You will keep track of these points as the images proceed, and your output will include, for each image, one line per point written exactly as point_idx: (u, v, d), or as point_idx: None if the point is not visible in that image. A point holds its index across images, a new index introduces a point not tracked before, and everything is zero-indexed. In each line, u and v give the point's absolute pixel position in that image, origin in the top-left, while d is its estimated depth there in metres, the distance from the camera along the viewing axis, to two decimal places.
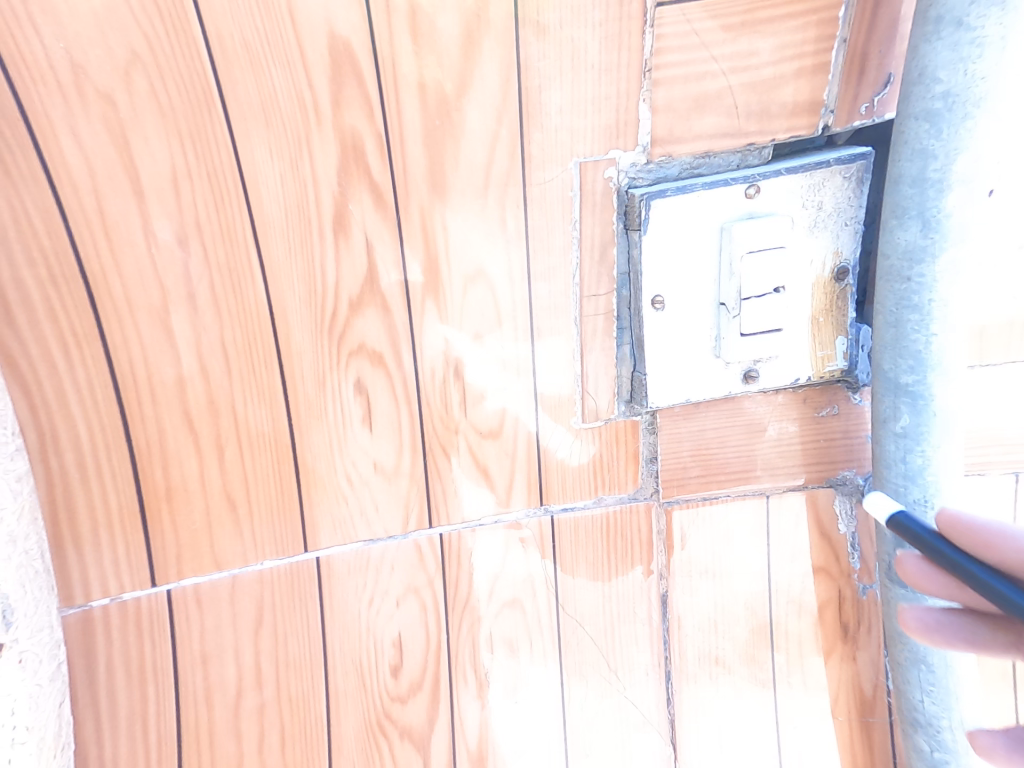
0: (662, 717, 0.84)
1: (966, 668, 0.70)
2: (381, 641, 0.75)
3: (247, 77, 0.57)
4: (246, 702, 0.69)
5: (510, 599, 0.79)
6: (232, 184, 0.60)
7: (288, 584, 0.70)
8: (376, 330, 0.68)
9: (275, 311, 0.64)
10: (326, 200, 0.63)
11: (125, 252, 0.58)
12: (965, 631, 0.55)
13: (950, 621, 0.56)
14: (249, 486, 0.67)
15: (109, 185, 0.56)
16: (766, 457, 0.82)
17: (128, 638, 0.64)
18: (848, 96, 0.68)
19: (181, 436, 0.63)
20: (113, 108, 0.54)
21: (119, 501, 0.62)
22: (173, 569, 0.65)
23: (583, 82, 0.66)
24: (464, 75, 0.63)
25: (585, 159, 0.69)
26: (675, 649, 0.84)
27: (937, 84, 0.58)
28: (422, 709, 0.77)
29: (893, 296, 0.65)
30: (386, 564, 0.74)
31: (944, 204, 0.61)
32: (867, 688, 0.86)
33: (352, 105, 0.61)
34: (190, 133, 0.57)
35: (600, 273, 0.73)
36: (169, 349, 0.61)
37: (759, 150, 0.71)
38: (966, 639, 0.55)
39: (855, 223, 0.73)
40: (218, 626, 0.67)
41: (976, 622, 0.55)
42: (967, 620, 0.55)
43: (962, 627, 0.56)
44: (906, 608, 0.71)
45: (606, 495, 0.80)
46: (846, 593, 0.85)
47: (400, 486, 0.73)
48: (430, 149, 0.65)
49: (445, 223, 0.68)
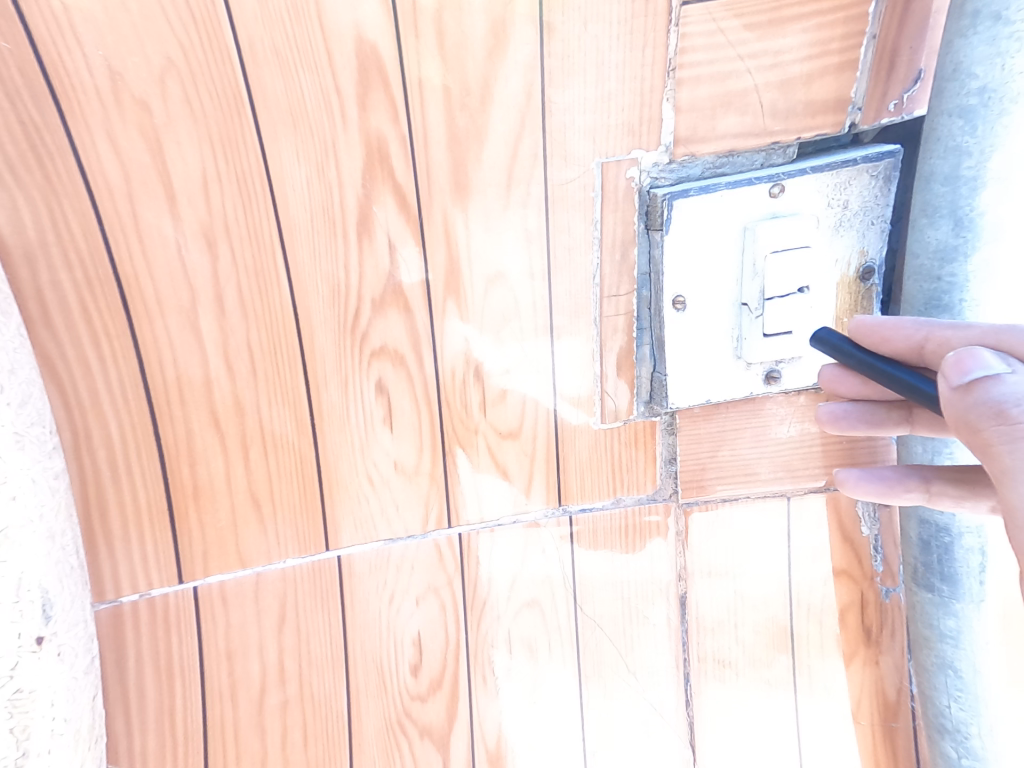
0: (681, 720, 0.84)
1: (996, 676, 0.69)
2: (401, 640, 0.75)
3: (276, 81, 0.58)
4: (269, 699, 0.69)
5: (529, 600, 0.79)
6: (260, 187, 0.61)
7: (310, 583, 0.71)
8: (398, 330, 0.69)
9: (299, 312, 0.65)
10: (350, 203, 0.64)
11: (157, 254, 0.59)
12: (863, 416, 0.71)
13: (853, 409, 0.72)
14: (273, 485, 0.67)
15: (142, 188, 0.57)
16: (787, 459, 0.81)
17: (156, 635, 0.64)
18: (877, 94, 0.67)
19: (208, 434, 0.64)
20: (147, 113, 0.55)
21: (148, 500, 0.63)
22: (199, 566, 0.66)
23: (607, 82, 0.65)
24: (488, 77, 0.63)
25: (607, 159, 0.68)
26: (693, 651, 0.83)
27: (973, 80, 0.58)
28: (441, 708, 0.77)
29: (922, 296, 0.64)
30: (406, 564, 0.75)
31: (978, 202, 0.60)
32: (889, 693, 0.84)
33: (377, 107, 0.62)
34: (220, 137, 0.58)
35: (620, 274, 0.73)
36: (197, 349, 0.62)
37: (784, 149, 0.70)
38: (865, 420, 0.71)
39: (881, 222, 0.72)
40: (242, 623, 0.68)
41: (870, 411, 0.71)
42: (866, 410, 0.71)
43: (862, 411, 0.71)
44: (934, 613, 0.70)
45: (625, 496, 0.80)
46: (868, 597, 0.84)
47: (420, 485, 0.74)
48: (453, 151, 0.65)
49: (467, 225, 0.68)
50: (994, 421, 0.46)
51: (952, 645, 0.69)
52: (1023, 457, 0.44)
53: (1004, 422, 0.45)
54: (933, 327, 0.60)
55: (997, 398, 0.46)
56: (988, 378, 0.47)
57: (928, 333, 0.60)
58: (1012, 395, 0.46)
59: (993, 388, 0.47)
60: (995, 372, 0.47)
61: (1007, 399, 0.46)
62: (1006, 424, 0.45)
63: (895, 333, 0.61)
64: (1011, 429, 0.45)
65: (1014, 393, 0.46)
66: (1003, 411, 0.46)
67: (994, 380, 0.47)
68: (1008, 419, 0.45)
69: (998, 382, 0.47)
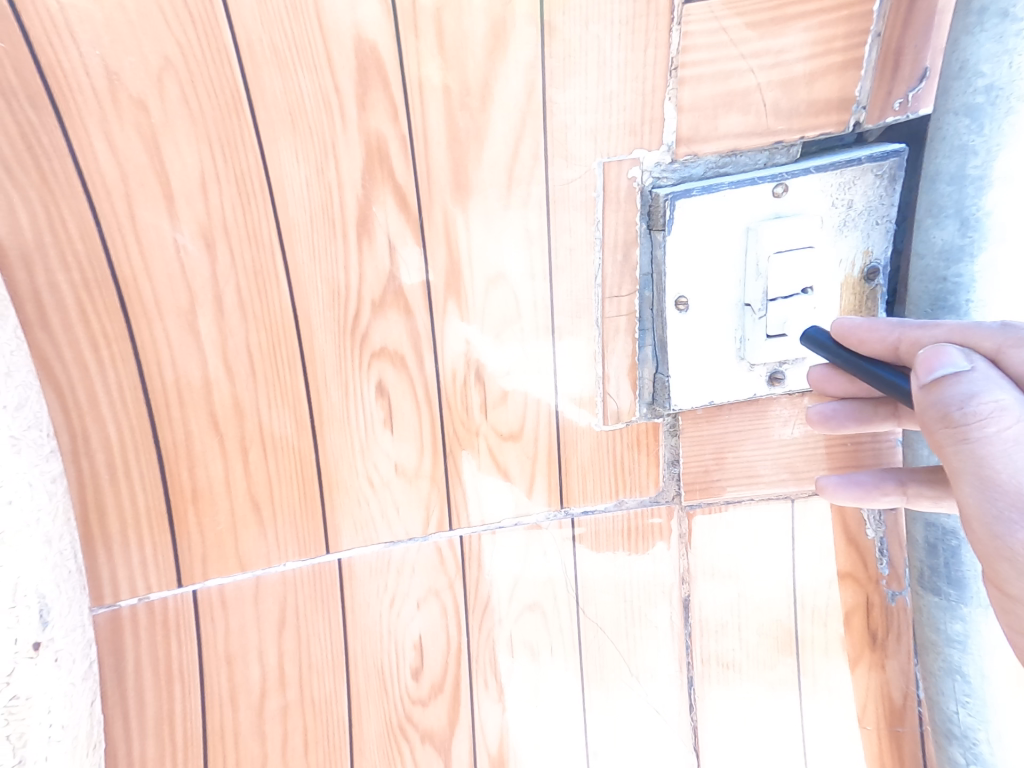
0: (684, 724, 0.83)
1: (1010, 686, 0.67)
2: (402, 643, 0.75)
3: (275, 81, 0.58)
4: (269, 703, 0.69)
5: (531, 602, 0.79)
6: (259, 188, 0.60)
7: (311, 586, 0.70)
8: (399, 332, 0.68)
9: (299, 313, 0.65)
10: (350, 203, 0.63)
11: (155, 255, 0.58)
12: (850, 414, 0.73)
13: (839, 408, 0.73)
14: (273, 488, 0.67)
15: (140, 189, 0.56)
16: (791, 460, 0.80)
17: (155, 639, 0.64)
18: (881, 92, 0.67)
19: (207, 437, 0.64)
20: (145, 114, 0.55)
21: (147, 503, 0.62)
22: (198, 570, 0.65)
23: (608, 81, 0.65)
24: (488, 76, 0.63)
25: (609, 158, 0.68)
26: (697, 654, 0.82)
27: (979, 78, 0.57)
28: (442, 712, 0.77)
29: (928, 296, 0.64)
30: (407, 566, 0.74)
31: (984, 202, 0.59)
32: (896, 698, 0.84)
33: (377, 107, 0.61)
34: (218, 138, 0.58)
35: (622, 275, 0.72)
36: (195, 351, 0.62)
37: (787, 148, 0.69)
38: (854, 417, 0.73)
39: (886, 221, 0.71)
40: (243, 626, 0.67)
41: (856, 408, 0.73)
42: (852, 407, 0.73)
43: (850, 409, 0.73)
44: (940, 616, 0.70)
45: (627, 498, 0.79)
46: (874, 600, 0.83)
47: (421, 487, 0.73)
48: (454, 152, 0.64)
49: (467, 225, 0.67)
50: (941, 421, 0.49)
51: (959, 650, 0.68)
52: (966, 457, 0.48)
53: (950, 423, 0.49)
54: (907, 328, 0.61)
55: (948, 400, 0.49)
56: (946, 379, 0.50)
57: (902, 335, 0.61)
58: (960, 397, 0.48)
59: (949, 388, 0.50)
60: (954, 372, 0.50)
61: (956, 401, 0.49)
62: (951, 425, 0.49)
63: (869, 336, 0.62)
64: (955, 431, 0.48)
65: (963, 394, 0.48)
66: (949, 413, 0.49)
67: (950, 380, 0.50)
68: (953, 421, 0.48)
69: (952, 384, 0.49)
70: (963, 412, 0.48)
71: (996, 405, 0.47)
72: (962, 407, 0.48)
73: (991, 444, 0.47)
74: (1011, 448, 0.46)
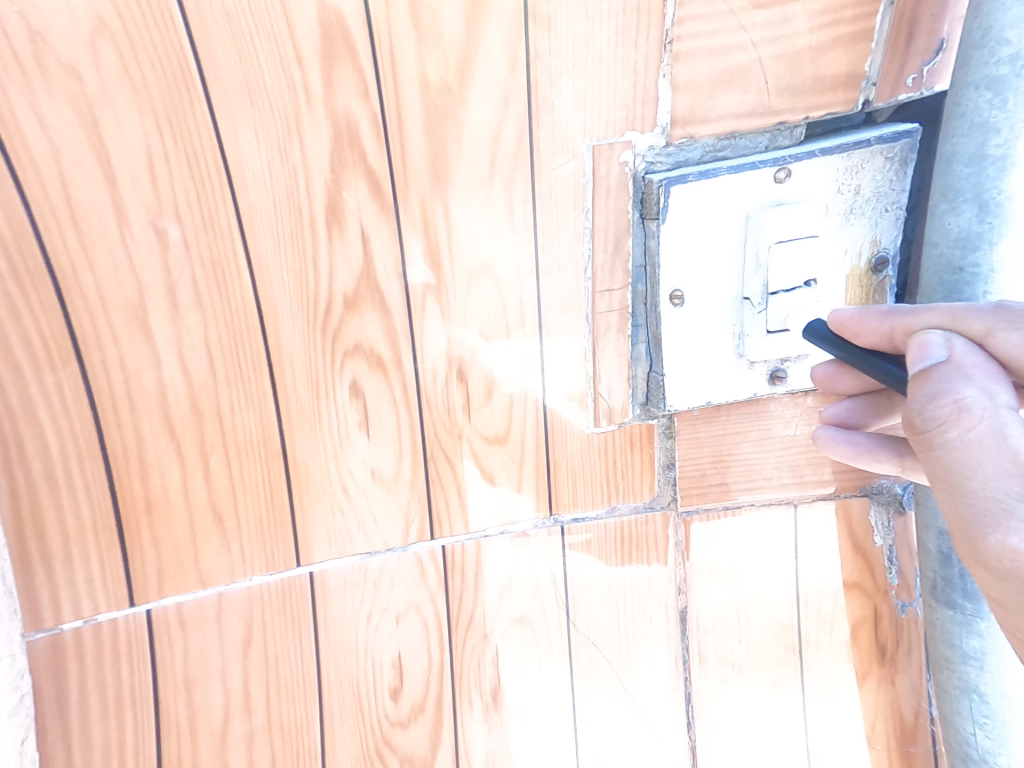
0: (682, 744, 0.78)
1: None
2: (380, 662, 0.70)
3: (229, 53, 0.53)
4: (233, 730, 0.64)
5: (518, 616, 0.74)
6: (215, 170, 0.55)
7: (279, 603, 0.65)
8: (374, 329, 0.63)
9: (263, 309, 0.59)
10: (317, 189, 0.58)
11: (97, 244, 0.53)
12: (866, 410, 0.68)
13: (853, 406, 0.69)
14: (237, 498, 0.62)
15: (77, 170, 0.51)
16: (794, 463, 0.76)
17: (103, 663, 0.59)
18: (893, 67, 0.62)
19: (161, 443, 0.58)
20: (79, 83, 0.50)
21: (93, 516, 0.57)
22: (153, 587, 0.60)
23: (598, 55, 0.60)
24: (467, 49, 0.58)
25: (600, 141, 0.63)
26: (696, 671, 0.78)
27: (1004, 47, 0.53)
28: (423, 736, 0.72)
29: (942, 289, 0.59)
30: (385, 579, 0.69)
31: (1005, 185, 0.55)
32: (907, 715, 0.79)
33: (345, 83, 0.56)
34: (166, 113, 0.53)
35: (614, 268, 0.67)
36: (146, 349, 0.56)
37: (791, 129, 0.65)
38: (871, 410, 0.68)
39: (896, 208, 0.67)
40: (203, 648, 0.62)
41: (871, 403, 0.68)
42: (869, 402, 0.68)
43: (864, 403, 0.68)
44: (955, 632, 0.65)
45: (620, 504, 0.74)
46: (883, 612, 0.79)
47: (400, 494, 0.68)
48: (431, 133, 0.59)
49: (447, 213, 0.62)
50: (906, 428, 0.48)
51: (976, 668, 0.64)
52: (930, 460, 0.46)
53: (914, 429, 0.47)
54: (898, 316, 0.56)
55: (910, 405, 0.48)
56: (914, 382, 0.49)
57: (894, 324, 0.56)
58: (922, 400, 0.47)
59: (916, 392, 0.49)
60: (922, 373, 0.49)
61: (917, 405, 0.47)
62: (914, 431, 0.47)
63: (862, 330, 0.58)
64: (919, 437, 0.47)
65: (924, 398, 0.47)
66: (911, 418, 0.47)
67: (917, 384, 0.49)
68: (915, 426, 0.47)
69: (917, 388, 0.48)
70: (924, 416, 0.46)
71: (958, 407, 0.45)
72: (923, 411, 0.47)
73: (954, 447, 0.45)
74: (975, 452, 0.44)
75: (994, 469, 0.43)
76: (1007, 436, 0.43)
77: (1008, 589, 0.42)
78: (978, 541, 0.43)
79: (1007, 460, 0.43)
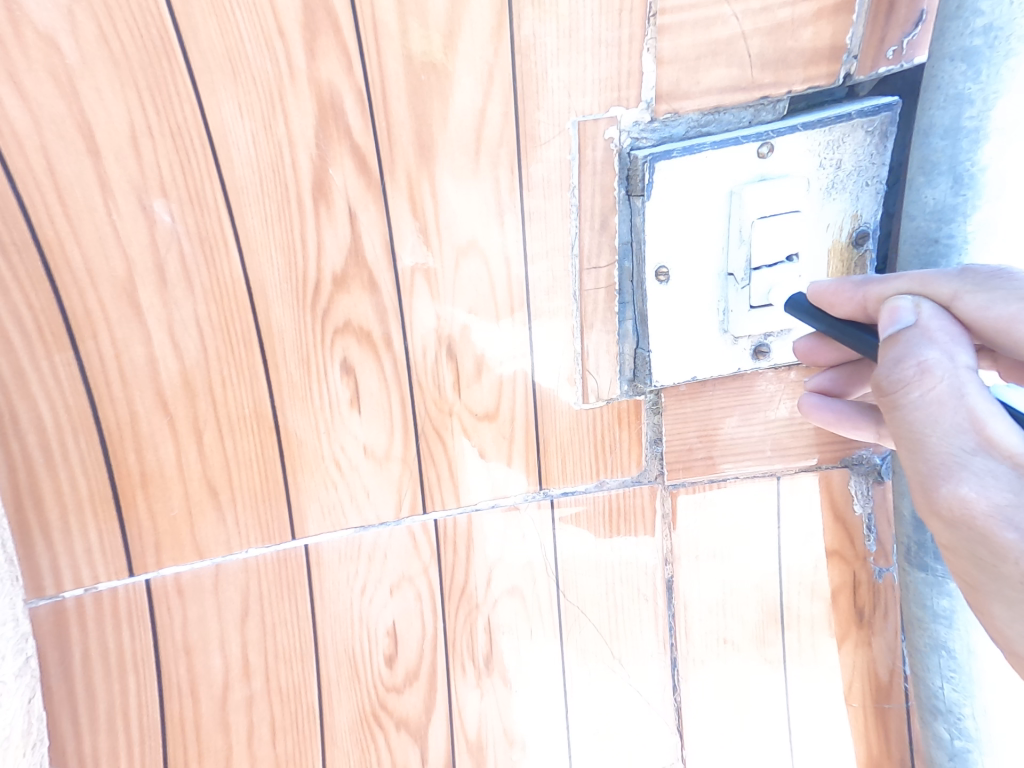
0: (668, 706, 0.82)
1: (1000, 662, 0.66)
2: (375, 630, 0.72)
3: (209, 22, 0.53)
4: (233, 694, 0.66)
5: (509, 587, 0.76)
6: (199, 144, 0.55)
7: (276, 574, 0.67)
8: (364, 307, 0.64)
9: (253, 287, 0.60)
10: (304, 165, 0.59)
11: (84, 220, 0.54)
12: (848, 380, 0.70)
13: (835, 377, 0.71)
14: (231, 471, 0.63)
15: (60, 143, 0.51)
16: (777, 437, 0.78)
17: (105, 630, 0.61)
18: (874, 40, 0.63)
19: (154, 418, 0.60)
20: (58, 54, 0.50)
21: (90, 489, 0.59)
22: (151, 558, 0.62)
23: (582, 28, 0.60)
24: (452, 22, 0.57)
25: (585, 118, 0.63)
26: (681, 635, 0.81)
27: (978, 17, 0.54)
28: (419, 700, 0.74)
29: (918, 259, 0.61)
30: (379, 552, 0.71)
31: (979, 156, 0.56)
32: (882, 674, 0.83)
33: (328, 55, 0.56)
34: (148, 84, 0.53)
35: (601, 244, 0.68)
36: (137, 326, 0.57)
37: (774, 104, 0.65)
38: (850, 380, 0.70)
39: (876, 183, 0.68)
40: (202, 617, 0.64)
41: (853, 373, 0.70)
42: (849, 371, 0.70)
43: (845, 374, 0.70)
44: (927, 592, 0.69)
45: (608, 478, 0.76)
46: (861, 578, 0.82)
47: (391, 470, 0.70)
48: (415, 109, 0.59)
49: (434, 190, 0.63)
50: (874, 392, 0.49)
51: (945, 625, 0.68)
52: (898, 420, 0.48)
53: (881, 392, 0.49)
54: (871, 285, 0.57)
55: (878, 369, 0.49)
56: (883, 348, 0.51)
57: (867, 293, 0.57)
58: (888, 365, 0.49)
59: (884, 357, 0.50)
60: (892, 338, 0.51)
61: (883, 368, 0.49)
62: (881, 394, 0.49)
63: (838, 300, 0.59)
64: (885, 399, 0.48)
65: (890, 361, 0.49)
66: (878, 382, 0.49)
67: (885, 349, 0.51)
68: (881, 389, 0.48)
69: (885, 353, 0.50)
70: (890, 378, 0.48)
71: (921, 369, 0.47)
72: (889, 373, 0.48)
73: (918, 407, 0.46)
74: (936, 411, 0.46)
75: (951, 426, 0.45)
76: (965, 395, 0.45)
77: (957, 537, 0.45)
78: (932, 491, 0.45)
79: (964, 418, 0.45)
